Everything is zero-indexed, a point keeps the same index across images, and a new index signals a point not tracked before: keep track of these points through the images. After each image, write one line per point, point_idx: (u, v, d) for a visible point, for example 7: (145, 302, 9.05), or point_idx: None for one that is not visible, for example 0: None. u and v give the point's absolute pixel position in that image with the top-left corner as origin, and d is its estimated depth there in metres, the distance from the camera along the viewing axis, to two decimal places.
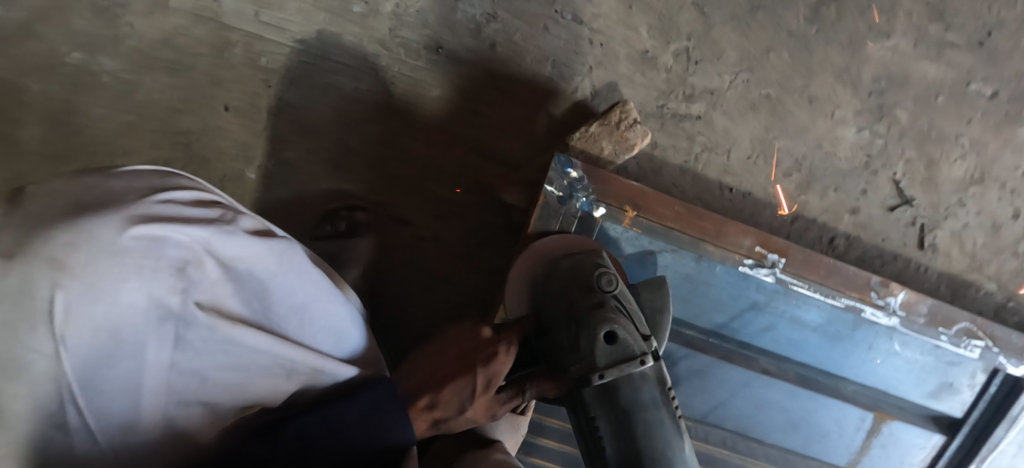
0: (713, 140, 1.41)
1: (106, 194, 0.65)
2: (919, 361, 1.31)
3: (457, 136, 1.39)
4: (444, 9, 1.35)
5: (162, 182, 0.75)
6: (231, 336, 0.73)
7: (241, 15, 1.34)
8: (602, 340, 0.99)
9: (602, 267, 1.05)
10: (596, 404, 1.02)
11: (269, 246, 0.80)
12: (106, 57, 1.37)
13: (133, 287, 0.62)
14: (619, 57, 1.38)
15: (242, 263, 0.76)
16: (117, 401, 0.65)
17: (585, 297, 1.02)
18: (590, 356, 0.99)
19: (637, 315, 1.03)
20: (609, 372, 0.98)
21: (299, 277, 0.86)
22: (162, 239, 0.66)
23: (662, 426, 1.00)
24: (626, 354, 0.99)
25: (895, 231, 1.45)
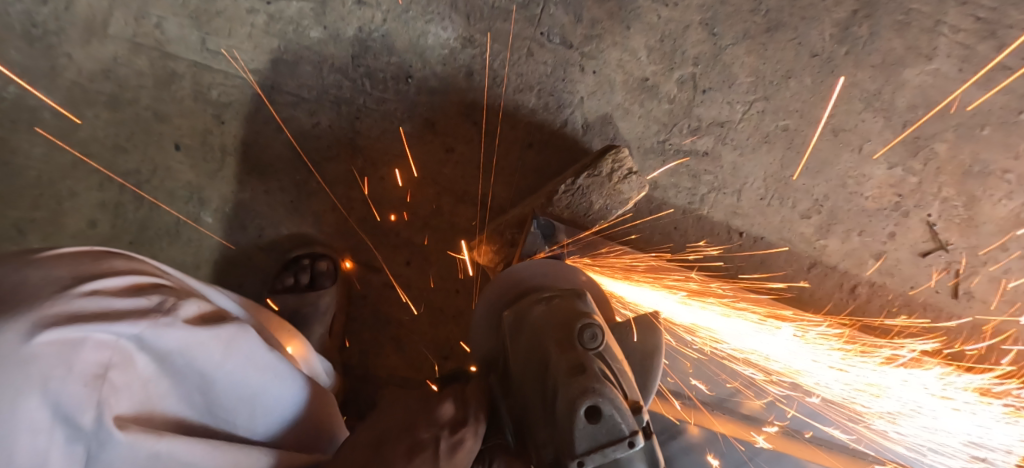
0: (720, 179, 1.25)
1: (19, 288, 0.54)
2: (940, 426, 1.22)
3: (430, 176, 1.24)
4: (412, 33, 1.18)
5: (96, 265, 0.62)
6: (163, 450, 0.57)
7: (186, 43, 1.20)
8: (582, 416, 0.70)
9: (585, 317, 0.79)
10: None
11: (221, 332, 0.64)
12: (42, 91, 1.23)
13: (36, 402, 0.50)
14: (614, 86, 1.21)
15: (183, 358, 0.61)
16: None
17: (560, 356, 0.76)
18: (566, 436, 0.71)
19: (626, 379, 0.77)
20: (591, 459, 0.70)
21: (259, 363, 0.69)
22: (80, 342, 0.53)
23: None
24: (612, 435, 0.70)
25: (926, 277, 1.29)
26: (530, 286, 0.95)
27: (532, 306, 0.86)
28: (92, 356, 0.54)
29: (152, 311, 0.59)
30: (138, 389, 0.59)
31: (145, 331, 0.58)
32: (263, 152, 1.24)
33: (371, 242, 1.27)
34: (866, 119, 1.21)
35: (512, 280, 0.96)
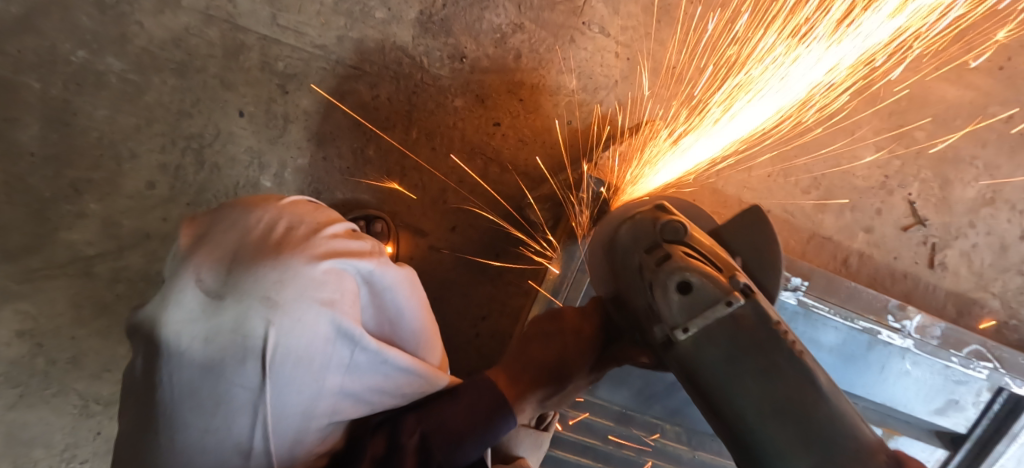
0: (734, 157, 1.42)
1: (287, 234, 0.73)
2: (928, 380, 1.33)
3: (478, 148, 1.37)
4: (468, 17, 1.31)
5: (320, 215, 0.81)
6: (388, 359, 0.78)
7: (256, 17, 1.29)
8: (671, 292, 0.84)
9: (663, 216, 0.92)
10: (695, 367, 0.83)
11: (407, 275, 0.85)
12: (111, 56, 1.30)
13: (323, 319, 0.70)
14: (645, 72, 1.36)
15: (390, 293, 0.82)
16: (298, 423, 0.71)
17: (651, 254, 0.89)
18: (665, 311, 0.84)
19: (719, 259, 0.87)
20: (693, 323, 0.82)
21: (424, 301, 0.90)
22: (340, 275, 0.73)
23: (781, 376, 0.77)
24: (706, 300, 0.82)
25: (908, 249, 1.49)
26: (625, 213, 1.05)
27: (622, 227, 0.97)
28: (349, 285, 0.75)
29: (370, 255, 0.79)
30: None
31: (372, 268, 0.78)
32: (324, 121, 1.34)
33: (422, 211, 1.39)
34: (858, 108, 1.41)
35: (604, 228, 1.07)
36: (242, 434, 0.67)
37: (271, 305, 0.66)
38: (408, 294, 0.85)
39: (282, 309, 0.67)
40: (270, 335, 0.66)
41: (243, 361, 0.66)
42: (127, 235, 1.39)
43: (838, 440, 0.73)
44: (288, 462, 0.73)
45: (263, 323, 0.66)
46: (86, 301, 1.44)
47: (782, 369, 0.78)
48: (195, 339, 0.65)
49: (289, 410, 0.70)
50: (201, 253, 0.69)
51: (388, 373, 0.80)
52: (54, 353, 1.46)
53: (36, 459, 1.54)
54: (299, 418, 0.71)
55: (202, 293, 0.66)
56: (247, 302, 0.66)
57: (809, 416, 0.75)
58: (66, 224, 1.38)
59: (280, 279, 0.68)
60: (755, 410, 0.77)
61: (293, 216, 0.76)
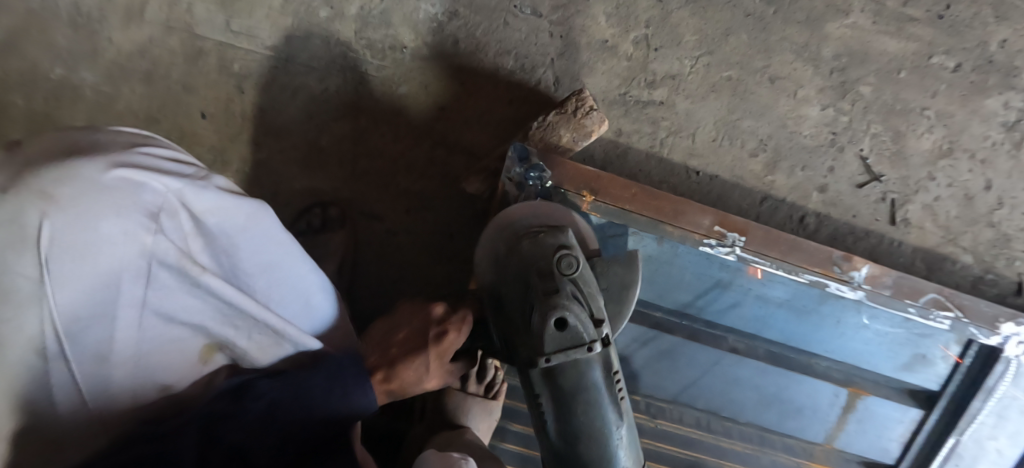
0: (677, 124, 1.43)
1: (91, 145, 0.71)
2: (888, 335, 1.29)
3: (425, 132, 1.43)
4: (405, 9, 1.39)
5: (142, 140, 0.78)
6: (199, 280, 0.74)
7: (212, 24, 1.40)
8: (551, 325, 0.95)
9: (562, 250, 1.01)
10: (541, 384, 1.01)
11: (242, 203, 0.80)
12: (86, 71, 1.42)
13: (112, 224, 0.66)
14: (579, 47, 1.40)
15: (213, 219, 0.77)
16: (93, 328, 0.68)
17: (543, 279, 0.99)
18: (538, 340, 0.97)
19: (594, 301, 0.99)
20: (555, 357, 0.96)
21: (268, 237, 0.85)
22: (140, 185, 0.69)
23: (602, 407, 0.99)
24: (574, 340, 0.96)
25: (866, 207, 1.46)
26: (524, 222, 1.17)
27: (525, 242, 1.06)
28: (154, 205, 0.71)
29: (190, 176, 0.76)
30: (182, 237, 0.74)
31: (184, 187, 0.74)
32: (278, 116, 1.42)
33: (376, 195, 1.45)
34: (798, 67, 1.42)
35: (508, 221, 1.18)
36: (28, 337, 0.62)
37: (47, 200, 0.61)
38: (244, 227, 0.81)
39: (61, 202, 0.62)
40: (48, 228, 0.61)
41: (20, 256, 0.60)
42: None
43: (613, 457, 1.02)
44: (92, 370, 0.69)
45: (38, 217, 0.61)
46: None
47: (602, 409, 0.99)
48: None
49: (84, 316, 0.67)
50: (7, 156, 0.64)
51: (208, 296, 0.76)
52: None
53: None
54: (98, 325, 0.68)
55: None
56: (22, 196, 0.60)
57: (592, 437, 1.00)
58: None
59: (62, 177, 0.63)
60: (573, 429, 1.00)
61: (107, 135, 0.76)
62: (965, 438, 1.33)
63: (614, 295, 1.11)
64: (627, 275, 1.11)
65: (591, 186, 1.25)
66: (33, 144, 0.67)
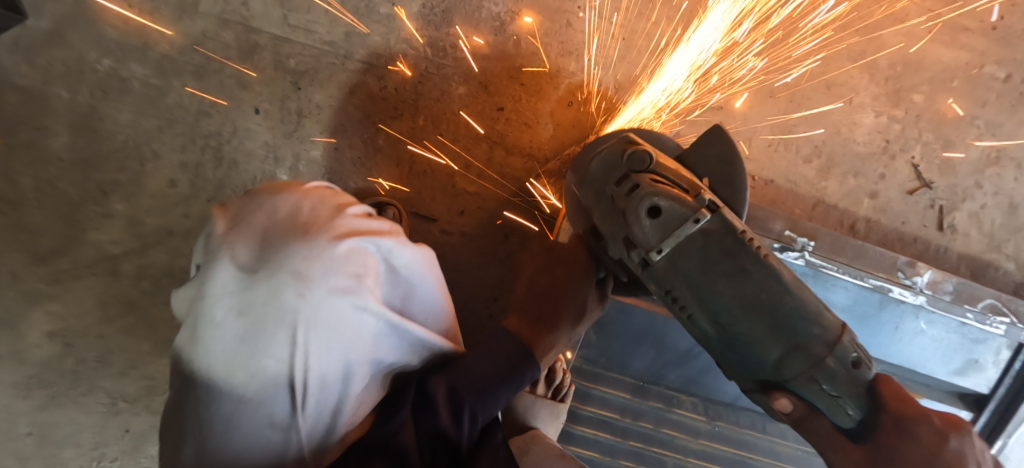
0: (733, 129, 1.44)
1: (312, 214, 0.81)
2: (944, 339, 1.32)
3: (484, 131, 1.42)
4: (468, 8, 1.38)
5: (336, 196, 0.90)
6: (400, 325, 0.90)
7: (268, 18, 1.37)
8: (645, 216, 0.96)
9: (625, 151, 1.04)
10: (670, 279, 0.98)
11: (422, 253, 0.95)
12: (136, 64, 1.39)
13: (342, 296, 0.79)
14: (640, 50, 1.41)
15: (405, 269, 0.91)
16: (330, 382, 0.83)
17: (622, 183, 1.01)
18: (643, 238, 0.96)
19: (680, 179, 1.00)
20: (666, 242, 0.95)
21: (435, 276, 0.99)
22: (361, 251, 0.83)
23: (747, 275, 0.94)
24: (677, 218, 0.95)
25: (915, 213, 1.50)
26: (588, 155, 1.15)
27: (590, 165, 1.09)
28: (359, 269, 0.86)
29: (391, 235, 0.89)
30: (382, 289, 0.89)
31: (392, 246, 0.88)
32: (335, 113, 1.40)
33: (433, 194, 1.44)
34: (854, 75, 1.44)
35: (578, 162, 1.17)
36: (273, 390, 0.78)
37: (301, 279, 0.76)
38: (423, 271, 0.95)
39: (311, 281, 0.76)
40: (302, 307, 0.76)
41: (276, 332, 0.75)
42: (151, 233, 1.45)
43: (791, 326, 0.93)
44: (321, 422, 0.85)
45: (296, 296, 0.75)
46: (112, 300, 1.49)
47: (751, 272, 0.94)
48: (230, 312, 0.75)
49: (323, 376, 0.81)
50: (240, 231, 0.78)
51: (400, 337, 0.92)
52: (82, 352, 1.51)
53: (67, 459, 1.57)
54: (330, 383, 0.83)
55: (236, 268, 0.75)
56: (282, 277, 0.75)
57: (757, 315, 0.94)
58: (93, 224, 1.44)
59: (308, 257, 0.77)
60: (731, 311, 0.95)
61: (310, 194, 0.86)
62: (1011, 440, 1.38)
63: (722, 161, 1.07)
64: (724, 146, 1.08)
65: None
66: (259, 212, 0.80)
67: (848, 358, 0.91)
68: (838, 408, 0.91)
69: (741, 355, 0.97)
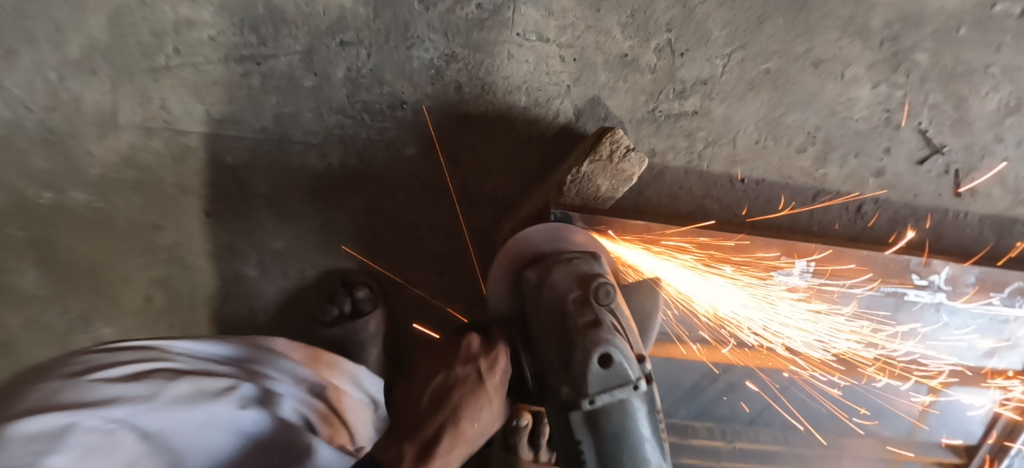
0: (714, 133, 1.30)
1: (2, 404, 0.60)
2: (970, 326, 1.22)
3: (443, 188, 1.33)
4: (396, 61, 1.24)
5: (114, 357, 0.75)
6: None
7: (192, 116, 1.27)
8: (594, 361, 0.81)
9: (597, 277, 0.88)
10: (580, 430, 0.83)
11: (204, 406, 0.75)
12: (76, 190, 1.32)
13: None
14: (596, 67, 1.25)
15: (167, 433, 0.70)
16: None
17: (579, 309, 0.85)
18: (580, 379, 0.82)
19: (632, 332, 0.88)
20: (601, 397, 0.81)
21: (223, 423, 0.77)
22: (66, 429, 0.60)
23: (649, 456, 0.84)
24: (620, 379, 0.82)
25: (929, 184, 1.39)
26: (547, 249, 0.98)
27: (551, 268, 0.90)
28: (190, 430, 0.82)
29: (139, 398, 0.68)
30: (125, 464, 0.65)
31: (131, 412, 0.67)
32: (286, 201, 1.33)
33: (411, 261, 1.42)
34: (844, 44, 1.27)
35: (526, 245, 0.98)
36: None
37: None
38: (206, 421, 0.75)
39: None
40: None
41: None
42: None
43: None
44: None
45: None
46: None
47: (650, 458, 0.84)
48: None
49: None
50: None
51: None
52: None
53: None
54: None
55: None
56: None
57: None
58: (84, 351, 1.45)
59: None
60: None
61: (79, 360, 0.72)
62: None
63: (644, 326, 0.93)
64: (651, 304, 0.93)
65: (644, 239, 1.16)
66: None
67: None
68: None
69: None
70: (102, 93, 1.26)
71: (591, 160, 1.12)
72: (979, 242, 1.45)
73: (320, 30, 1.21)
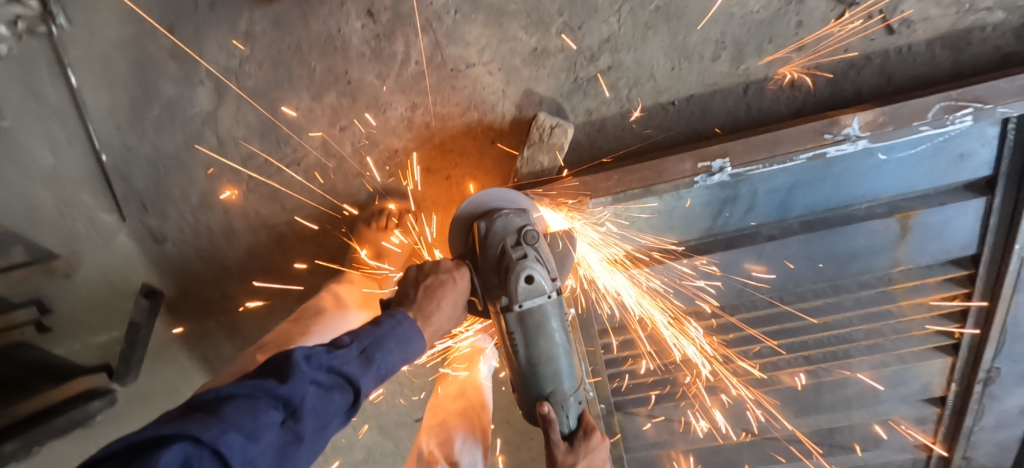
0: (632, 76, 1.54)
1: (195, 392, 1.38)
2: (912, 155, 1.34)
3: (448, 199, 1.75)
4: (380, 125, 1.67)
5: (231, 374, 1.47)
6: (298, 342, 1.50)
7: (273, 213, 1.83)
8: (521, 279, 1.22)
9: (526, 226, 1.29)
10: (512, 324, 1.25)
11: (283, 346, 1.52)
12: (232, 283, 1.99)
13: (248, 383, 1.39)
14: (518, 67, 1.56)
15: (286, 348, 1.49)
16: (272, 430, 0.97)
17: (513, 248, 1.26)
18: (511, 291, 1.23)
19: (549, 262, 1.29)
20: (525, 302, 1.23)
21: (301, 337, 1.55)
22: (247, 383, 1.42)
23: (556, 343, 1.27)
24: (538, 291, 1.23)
25: (855, 35, 1.45)
26: (495, 206, 1.39)
27: (496, 218, 1.31)
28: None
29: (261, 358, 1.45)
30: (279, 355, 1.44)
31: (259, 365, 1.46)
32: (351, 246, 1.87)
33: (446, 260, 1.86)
34: None
35: (477, 202, 1.40)
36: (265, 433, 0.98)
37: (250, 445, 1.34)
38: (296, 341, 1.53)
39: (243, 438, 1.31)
40: None
41: None
42: None
43: (562, 375, 1.30)
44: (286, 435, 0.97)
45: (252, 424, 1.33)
46: None
47: (555, 348, 1.27)
48: None
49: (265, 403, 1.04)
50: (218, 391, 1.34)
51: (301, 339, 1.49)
52: None
53: None
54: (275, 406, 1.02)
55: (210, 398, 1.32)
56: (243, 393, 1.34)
57: (548, 361, 1.28)
58: None
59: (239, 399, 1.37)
60: (536, 356, 1.27)
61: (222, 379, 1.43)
62: None
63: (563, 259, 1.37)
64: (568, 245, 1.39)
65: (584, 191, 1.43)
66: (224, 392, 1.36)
67: (579, 397, 1.36)
68: (567, 421, 1.35)
69: (530, 378, 1.29)
70: (220, 218, 1.86)
71: (528, 147, 1.49)
72: (935, 64, 1.47)
73: (326, 127, 1.68)
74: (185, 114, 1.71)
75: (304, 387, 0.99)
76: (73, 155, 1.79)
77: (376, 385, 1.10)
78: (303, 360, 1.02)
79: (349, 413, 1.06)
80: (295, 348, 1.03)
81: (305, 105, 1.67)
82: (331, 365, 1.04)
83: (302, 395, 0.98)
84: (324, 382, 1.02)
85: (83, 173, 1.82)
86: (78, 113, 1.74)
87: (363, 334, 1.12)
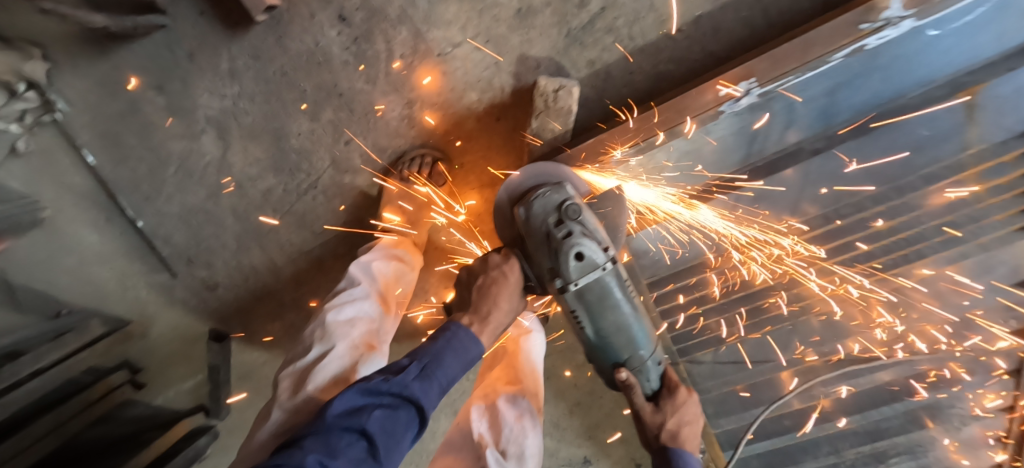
0: (629, 11, 1.40)
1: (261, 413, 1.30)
2: (970, 23, 1.18)
3: (467, 186, 1.70)
4: (383, 128, 1.63)
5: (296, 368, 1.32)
6: (352, 341, 1.38)
7: (307, 238, 1.85)
8: (571, 258, 1.15)
9: (566, 200, 1.20)
10: (573, 303, 1.20)
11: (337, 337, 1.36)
12: (287, 312, 2.04)
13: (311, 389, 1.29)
14: (506, 34, 1.46)
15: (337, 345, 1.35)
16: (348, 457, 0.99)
17: (557, 227, 1.18)
18: (564, 271, 1.17)
19: (598, 231, 1.21)
20: (581, 279, 1.17)
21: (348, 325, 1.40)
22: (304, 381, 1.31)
23: (623, 314, 1.23)
24: (592, 265, 1.17)
25: None
26: (532, 186, 1.31)
27: (533, 200, 1.22)
28: (324, 386, 1.28)
29: (318, 358, 1.33)
30: (339, 359, 1.33)
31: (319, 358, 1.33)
32: None
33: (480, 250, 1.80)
34: None
35: (514, 186, 1.33)
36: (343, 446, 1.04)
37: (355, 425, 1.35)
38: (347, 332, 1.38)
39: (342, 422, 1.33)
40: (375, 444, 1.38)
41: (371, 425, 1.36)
42: None
43: (636, 339, 1.27)
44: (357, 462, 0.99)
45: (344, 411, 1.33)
46: None
47: (622, 319, 1.23)
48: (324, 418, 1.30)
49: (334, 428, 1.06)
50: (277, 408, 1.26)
51: (353, 339, 1.38)
52: None
53: None
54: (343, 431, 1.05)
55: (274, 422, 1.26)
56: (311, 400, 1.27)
57: (617, 330, 1.24)
58: None
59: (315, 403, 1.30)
60: (604, 329, 1.23)
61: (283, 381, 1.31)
62: None
63: (612, 223, 1.29)
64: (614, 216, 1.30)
65: (603, 147, 1.36)
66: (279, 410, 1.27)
67: (656, 356, 1.33)
68: (648, 378, 1.34)
69: (604, 348, 1.27)
70: (259, 255, 1.90)
71: (535, 116, 1.42)
72: None
73: (331, 144, 1.66)
74: (200, 166, 1.74)
75: (369, 416, 1.01)
76: (115, 230, 1.87)
77: (440, 397, 1.12)
78: (361, 394, 1.04)
79: (419, 429, 1.08)
80: (352, 387, 1.04)
81: (306, 128, 1.64)
82: (392, 390, 1.05)
83: (370, 422, 1.00)
84: (388, 404, 1.04)
85: (128, 242, 1.90)
86: (107, 189, 1.80)
87: (419, 352, 1.12)
